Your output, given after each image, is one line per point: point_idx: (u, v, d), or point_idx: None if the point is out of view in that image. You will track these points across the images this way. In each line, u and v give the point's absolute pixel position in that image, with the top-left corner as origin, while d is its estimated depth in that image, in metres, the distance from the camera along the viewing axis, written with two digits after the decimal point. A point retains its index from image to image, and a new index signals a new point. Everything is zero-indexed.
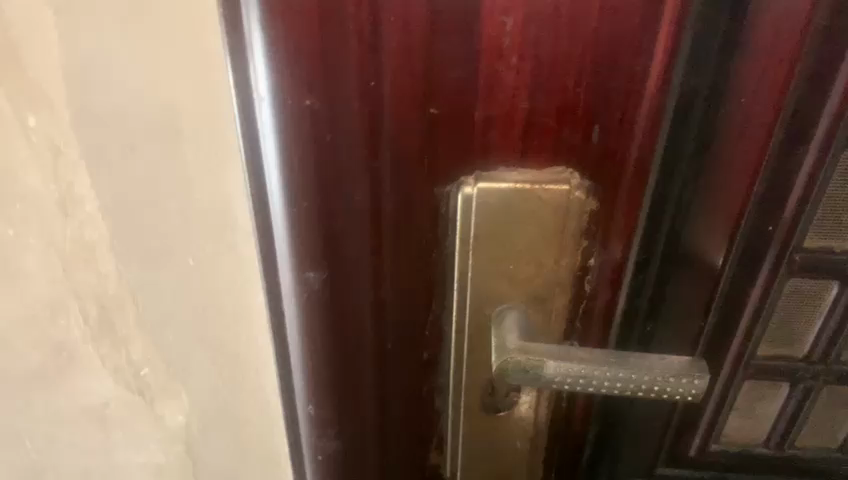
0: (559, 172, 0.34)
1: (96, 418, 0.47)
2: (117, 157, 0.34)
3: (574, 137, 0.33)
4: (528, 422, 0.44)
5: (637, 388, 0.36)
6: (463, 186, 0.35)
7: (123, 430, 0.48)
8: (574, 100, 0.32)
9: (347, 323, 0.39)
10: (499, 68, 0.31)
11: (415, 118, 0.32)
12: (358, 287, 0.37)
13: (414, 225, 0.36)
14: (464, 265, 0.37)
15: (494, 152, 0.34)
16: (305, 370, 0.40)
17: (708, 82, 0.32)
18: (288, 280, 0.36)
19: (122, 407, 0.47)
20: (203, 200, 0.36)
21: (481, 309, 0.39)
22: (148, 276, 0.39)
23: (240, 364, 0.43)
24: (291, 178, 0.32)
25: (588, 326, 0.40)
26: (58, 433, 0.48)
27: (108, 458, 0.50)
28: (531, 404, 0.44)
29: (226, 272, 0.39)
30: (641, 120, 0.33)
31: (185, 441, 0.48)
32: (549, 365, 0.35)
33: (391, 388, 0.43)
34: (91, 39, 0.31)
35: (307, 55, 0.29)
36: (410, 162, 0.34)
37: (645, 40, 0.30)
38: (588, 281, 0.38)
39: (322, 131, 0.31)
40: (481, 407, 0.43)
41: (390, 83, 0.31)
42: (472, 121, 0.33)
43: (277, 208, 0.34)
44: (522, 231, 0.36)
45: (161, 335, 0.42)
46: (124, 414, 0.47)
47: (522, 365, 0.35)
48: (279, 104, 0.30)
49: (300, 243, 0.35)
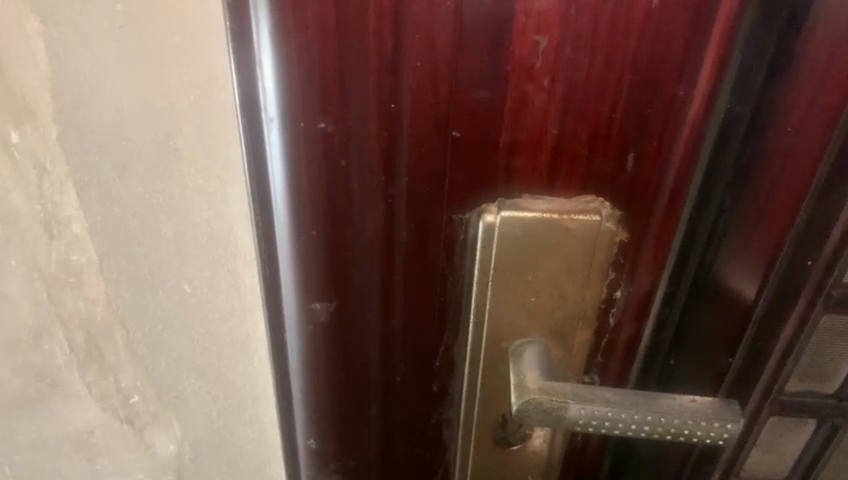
0: (588, 201, 0.32)
1: (82, 446, 0.44)
2: (110, 177, 0.32)
3: (605, 165, 0.31)
4: (541, 457, 0.42)
5: (665, 432, 0.34)
6: (484, 214, 0.32)
7: (110, 458, 0.45)
8: (607, 127, 0.29)
9: (354, 355, 0.36)
10: (529, 89, 0.28)
11: (435, 142, 0.29)
12: (366, 318, 0.35)
13: (429, 254, 0.33)
14: (481, 297, 0.34)
15: (518, 178, 0.31)
16: (307, 402, 0.38)
17: (751, 108, 0.31)
18: (292, 311, 0.34)
19: (109, 436, 0.44)
20: (200, 225, 0.33)
21: (498, 342, 0.36)
22: (139, 302, 0.36)
23: (236, 392, 0.41)
24: (299, 203, 0.30)
25: (608, 360, 0.38)
26: (40, 461, 0.45)
27: None
28: (545, 438, 0.41)
29: (223, 300, 0.36)
30: (677, 149, 0.30)
31: (176, 470, 0.46)
32: (573, 407, 0.33)
33: (397, 421, 0.41)
34: (82, 52, 0.28)
35: (321, 73, 0.26)
36: (427, 190, 0.31)
37: (689, 65, 0.28)
38: (612, 315, 0.36)
39: (335, 155, 0.28)
40: (492, 440, 0.41)
41: (410, 105, 0.28)
42: (496, 146, 0.30)
43: (282, 237, 0.31)
44: (544, 263, 0.33)
45: (153, 362, 0.39)
46: (111, 443, 0.44)
47: (544, 407, 0.33)
48: (289, 126, 0.27)
49: (306, 272, 0.32)
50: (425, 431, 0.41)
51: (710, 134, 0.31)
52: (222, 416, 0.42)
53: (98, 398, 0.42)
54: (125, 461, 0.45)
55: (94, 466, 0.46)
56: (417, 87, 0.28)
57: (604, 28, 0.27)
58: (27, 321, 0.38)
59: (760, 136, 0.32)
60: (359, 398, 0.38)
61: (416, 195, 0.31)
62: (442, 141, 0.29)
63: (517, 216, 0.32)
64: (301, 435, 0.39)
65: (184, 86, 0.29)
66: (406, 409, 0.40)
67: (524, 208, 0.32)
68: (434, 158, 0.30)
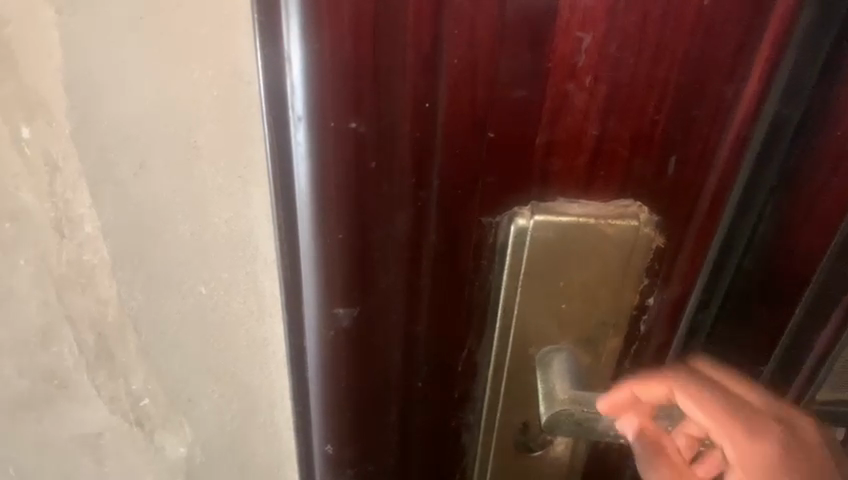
0: (625, 205, 0.30)
1: (89, 447, 0.44)
2: (125, 177, 0.30)
3: (646, 169, 0.29)
4: (563, 463, 0.40)
5: None
6: (515, 218, 0.30)
7: (119, 459, 0.45)
8: (650, 129, 0.28)
9: (376, 361, 0.35)
10: (570, 88, 0.27)
11: (469, 143, 0.28)
12: (390, 324, 0.33)
13: (457, 258, 0.32)
14: (509, 302, 0.33)
15: (554, 181, 0.30)
16: (325, 408, 0.36)
17: (801, 108, 0.29)
18: (314, 315, 0.32)
19: (118, 438, 0.43)
20: (220, 226, 0.31)
21: (524, 349, 0.35)
22: (152, 305, 0.35)
23: (250, 397, 0.39)
24: (325, 205, 0.28)
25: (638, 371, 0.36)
26: (47, 463, 0.44)
27: None
28: (567, 445, 0.40)
29: (240, 303, 0.35)
30: (723, 152, 0.29)
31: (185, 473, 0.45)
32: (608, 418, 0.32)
33: (416, 428, 0.39)
34: (98, 44, 0.27)
35: (355, 70, 0.25)
36: (460, 192, 0.29)
37: (739, 65, 0.27)
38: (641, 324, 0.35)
39: (366, 156, 0.27)
40: (512, 445, 0.40)
41: (446, 103, 0.27)
42: (533, 147, 0.28)
43: (306, 238, 0.29)
44: (576, 270, 0.32)
45: (165, 365, 0.38)
46: (119, 445, 0.44)
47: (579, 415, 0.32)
48: (318, 125, 0.26)
49: (330, 276, 0.31)
50: (445, 437, 0.40)
51: (757, 134, 0.29)
52: (236, 420, 0.41)
53: (108, 401, 0.41)
54: (134, 462, 0.45)
55: (102, 467, 0.45)
56: (455, 86, 0.26)
57: (653, 25, 0.25)
58: (36, 321, 0.37)
59: (807, 139, 0.30)
60: (377, 405, 0.37)
61: (447, 197, 0.29)
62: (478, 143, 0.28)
63: (551, 221, 0.30)
64: (318, 440, 0.38)
65: (208, 81, 0.27)
66: (425, 415, 0.39)
67: (560, 211, 0.30)
68: (468, 159, 0.28)
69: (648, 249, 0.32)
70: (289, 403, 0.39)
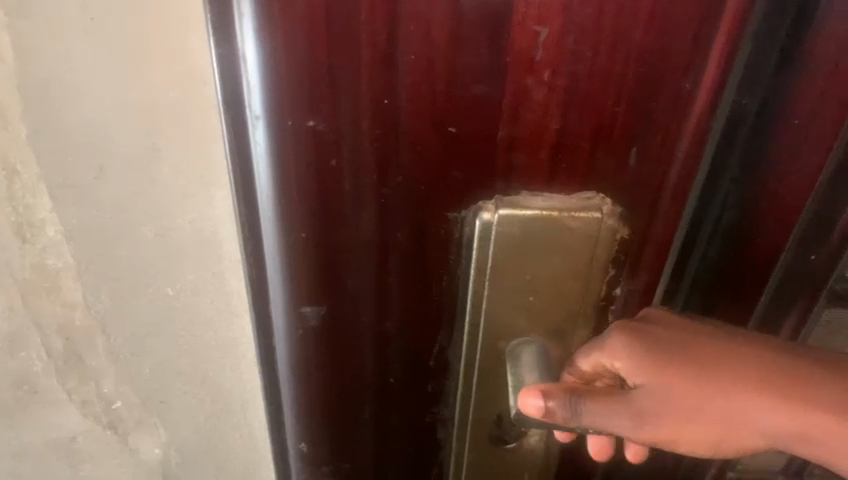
0: (589, 198, 0.30)
1: (63, 451, 0.43)
2: (88, 180, 0.30)
3: (608, 162, 0.29)
4: (538, 454, 0.41)
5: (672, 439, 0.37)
6: (481, 212, 0.30)
7: (94, 462, 0.44)
8: (611, 121, 0.28)
9: (347, 358, 0.35)
10: (529, 83, 0.27)
11: (430, 139, 0.28)
12: (359, 321, 0.33)
13: (425, 254, 0.32)
14: (477, 298, 0.33)
15: (517, 175, 0.30)
16: (298, 408, 0.36)
17: (758, 102, 0.30)
18: (282, 314, 0.32)
19: (92, 440, 0.43)
20: (184, 228, 0.31)
21: (495, 343, 0.35)
22: (121, 307, 0.35)
23: (224, 396, 0.39)
24: (288, 205, 0.28)
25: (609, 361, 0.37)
26: (22, 468, 0.44)
27: None
28: (541, 436, 0.40)
29: (209, 303, 0.34)
30: (684, 143, 0.29)
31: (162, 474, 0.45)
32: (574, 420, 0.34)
33: (391, 424, 0.39)
34: (50, 47, 0.26)
35: (311, 68, 0.25)
36: (423, 188, 0.29)
37: (696, 57, 0.27)
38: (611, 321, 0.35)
39: (326, 154, 0.27)
40: (488, 439, 0.40)
41: (406, 101, 0.27)
42: (494, 142, 0.28)
43: (269, 237, 0.29)
44: (544, 263, 0.32)
45: (137, 367, 0.38)
46: (93, 447, 0.43)
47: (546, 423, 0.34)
48: (276, 124, 0.26)
49: (297, 274, 0.31)
50: (420, 433, 0.40)
51: (715, 127, 0.30)
52: (210, 420, 0.41)
53: (80, 405, 0.41)
54: (109, 464, 0.44)
55: (77, 470, 0.45)
56: (414, 84, 0.26)
57: (609, 19, 0.25)
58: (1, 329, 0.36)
59: (767, 132, 0.31)
60: (350, 402, 0.37)
61: (411, 195, 0.29)
62: (440, 140, 0.28)
63: (514, 218, 0.30)
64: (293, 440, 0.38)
65: (164, 82, 0.27)
66: (399, 411, 0.39)
67: (525, 207, 0.30)
68: (429, 158, 0.28)
69: (613, 240, 0.32)
70: (263, 404, 0.39)
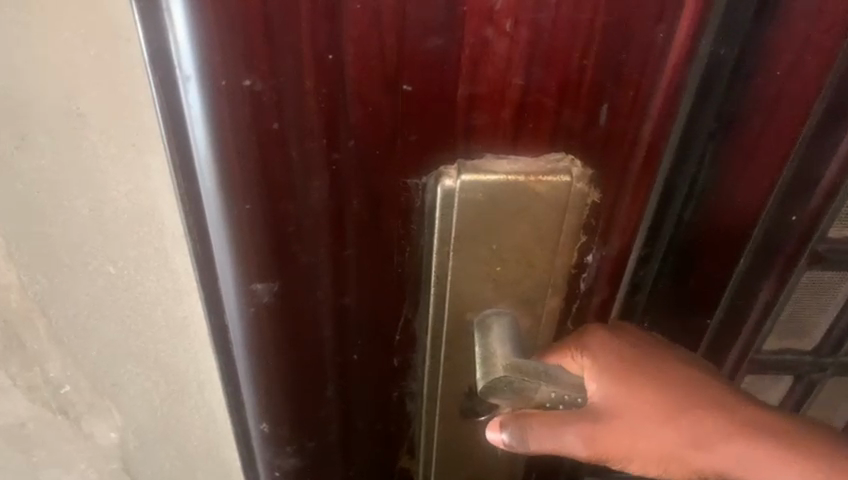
0: (557, 160, 0.28)
1: (14, 438, 0.43)
2: (11, 151, 0.28)
3: (575, 121, 0.27)
4: None
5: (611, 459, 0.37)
6: (442, 178, 0.28)
7: (47, 447, 0.43)
8: (578, 76, 0.26)
9: (302, 338, 0.33)
10: (488, 35, 0.24)
11: (381, 99, 0.25)
12: (315, 298, 0.31)
13: (383, 223, 0.30)
14: (441, 269, 0.31)
15: (478, 136, 0.27)
16: (256, 389, 0.35)
17: (736, 52, 0.27)
18: (231, 292, 0.30)
19: (43, 427, 0.41)
20: (120, 201, 0.29)
21: (461, 316, 0.33)
22: (59, 287, 0.33)
23: (178, 379, 0.37)
24: (230, 173, 0.26)
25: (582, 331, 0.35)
26: None
27: (31, 467, 0.45)
28: None
29: (154, 282, 0.32)
30: (656, 99, 0.27)
31: (121, 457, 0.44)
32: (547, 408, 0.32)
33: (358, 400, 0.38)
34: None
35: (242, 23, 0.22)
36: (378, 152, 0.27)
37: (670, 4, 0.24)
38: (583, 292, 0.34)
39: (266, 118, 0.24)
40: (458, 411, 0.37)
41: (353, 57, 0.24)
42: (452, 100, 0.26)
43: (212, 209, 0.27)
44: (512, 232, 0.30)
45: (83, 350, 0.36)
46: (45, 433, 0.42)
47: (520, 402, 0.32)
48: (207, 86, 0.23)
49: (245, 249, 0.28)
50: (389, 408, 0.39)
51: (692, 80, 0.27)
52: (166, 402, 0.38)
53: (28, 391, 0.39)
54: (64, 450, 0.43)
55: (30, 458, 0.44)
56: (360, 39, 0.24)
57: None
58: None
59: (746, 85, 0.29)
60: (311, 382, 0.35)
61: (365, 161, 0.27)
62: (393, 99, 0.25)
63: (477, 188, 0.28)
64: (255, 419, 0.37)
65: (80, 41, 0.24)
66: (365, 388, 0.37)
67: (488, 172, 0.28)
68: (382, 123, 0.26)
69: (581, 207, 0.30)
70: (221, 387, 0.36)
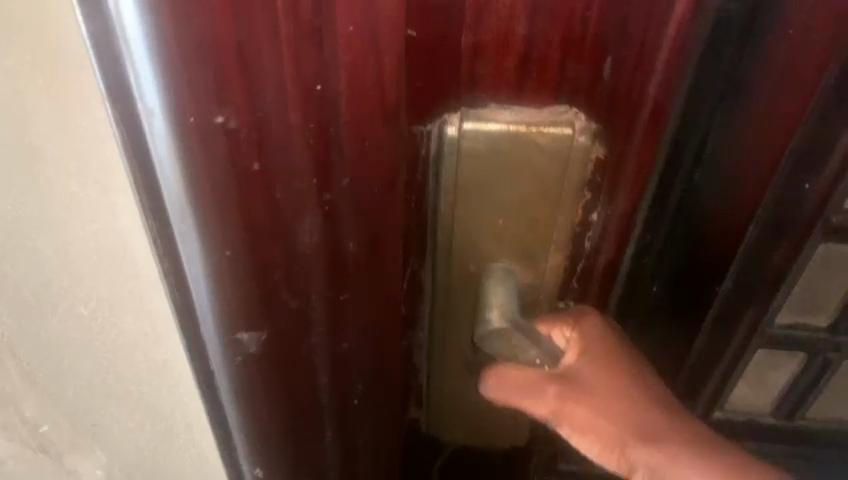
0: (561, 111, 0.26)
1: None
2: None
3: (581, 73, 0.24)
4: None
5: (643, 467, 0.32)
6: (445, 126, 0.26)
7: None
8: (583, 29, 0.23)
9: (298, 386, 0.30)
10: None
11: (377, 130, 0.22)
12: (310, 343, 0.28)
13: (383, 261, 0.26)
14: (443, 220, 0.29)
15: (481, 84, 0.25)
16: (248, 440, 0.31)
17: (748, 7, 0.26)
18: (214, 344, 0.26)
19: (22, 463, 0.38)
20: (86, 242, 0.25)
21: (461, 266, 0.31)
22: (30, 329, 0.29)
23: (165, 417, 0.34)
24: (207, 222, 0.22)
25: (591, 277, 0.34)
26: None
27: None
28: None
29: (132, 322, 0.29)
30: (662, 65, 0.24)
31: None
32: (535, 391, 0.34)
33: (359, 435, 0.35)
34: None
35: (212, 48, 0.18)
36: (375, 192, 0.24)
37: None
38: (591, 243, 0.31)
39: (246, 159, 0.21)
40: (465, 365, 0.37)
41: (345, 83, 0.21)
42: (456, 47, 0.24)
43: (189, 260, 0.23)
44: (510, 187, 0.28)
45: (59, 392, 0.32)
46: (26, 470, 0.38)
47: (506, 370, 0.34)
48: (176, 124, 0.19)
49: (230, 300, 0.25)
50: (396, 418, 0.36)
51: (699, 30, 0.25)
52: (151, 440, 0.35)
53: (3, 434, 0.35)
54: None
55: None
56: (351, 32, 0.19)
57: None
58: None
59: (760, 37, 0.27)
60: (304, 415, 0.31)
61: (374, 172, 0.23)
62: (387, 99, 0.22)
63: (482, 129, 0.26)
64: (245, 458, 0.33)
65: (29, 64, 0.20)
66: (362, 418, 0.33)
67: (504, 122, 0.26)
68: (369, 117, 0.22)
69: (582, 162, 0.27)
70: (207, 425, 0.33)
